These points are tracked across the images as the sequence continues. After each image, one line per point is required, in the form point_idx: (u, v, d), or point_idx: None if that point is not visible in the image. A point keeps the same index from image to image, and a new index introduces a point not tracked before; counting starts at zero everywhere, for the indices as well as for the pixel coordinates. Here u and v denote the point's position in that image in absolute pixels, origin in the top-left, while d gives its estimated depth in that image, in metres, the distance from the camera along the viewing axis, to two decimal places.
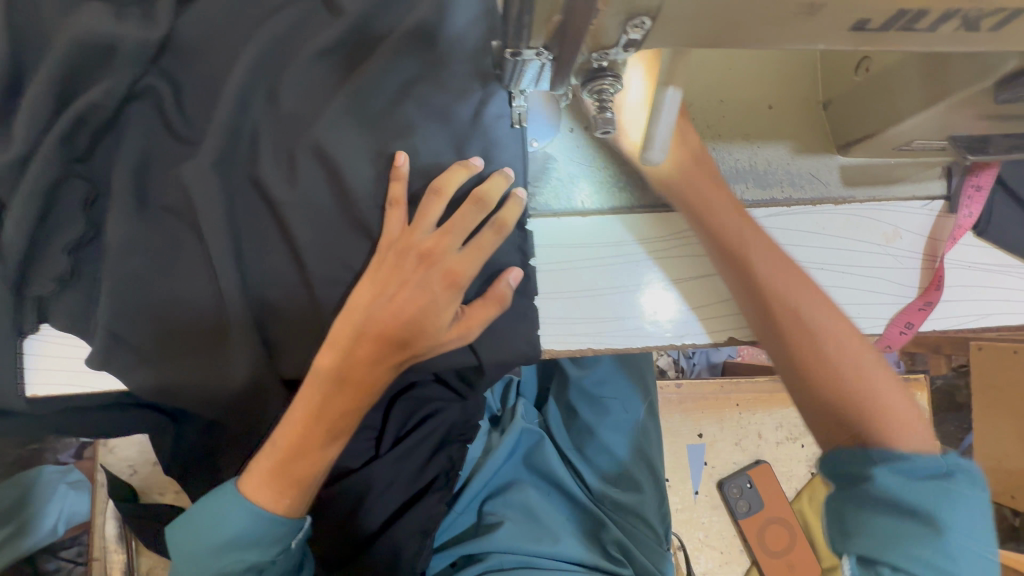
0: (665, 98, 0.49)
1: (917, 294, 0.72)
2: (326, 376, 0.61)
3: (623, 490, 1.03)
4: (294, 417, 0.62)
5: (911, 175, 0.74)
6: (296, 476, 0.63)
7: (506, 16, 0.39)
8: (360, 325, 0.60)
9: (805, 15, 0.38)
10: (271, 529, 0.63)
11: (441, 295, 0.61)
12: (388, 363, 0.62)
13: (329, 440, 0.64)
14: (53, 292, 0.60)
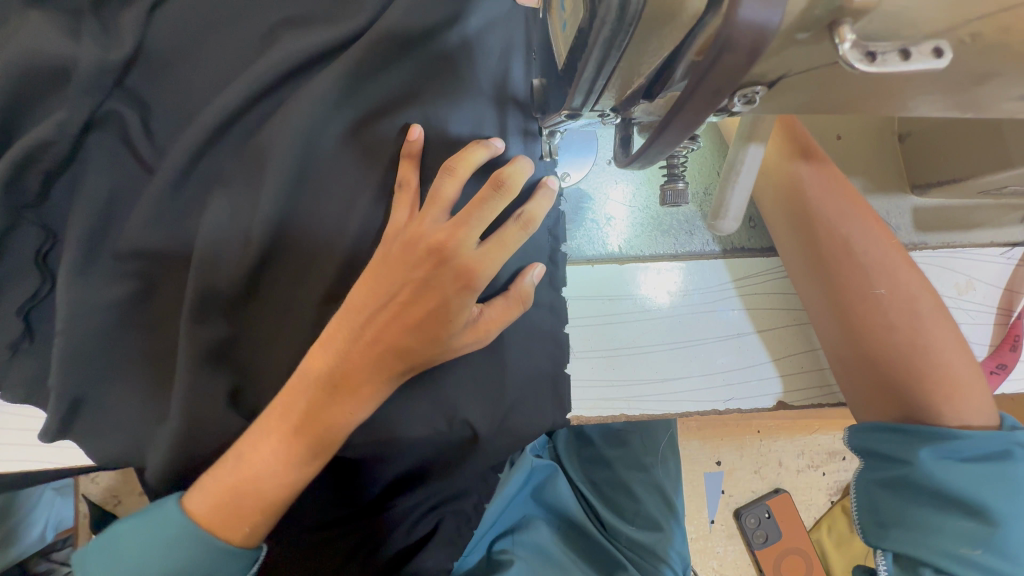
0: (746, 154, 0.40)
1: (990, 354, 0.64)
2: (314, 383, 0.48)
3: (642, 529, 0.90)
4: (270, 422, 0.49)
5: (989, 220, 0.65)
6: (262, 496, 0.49)
7: (572, 75, 0.29)
8: (366, 322, 0.48)
9: (969, 84, 0.29)
10: (225, 561, 0.49)
11: (453, 296, 0.48)
12: (392, 370, 0.49)
13: (305, 460, 0.50)
14: (3, 359, 0.51)
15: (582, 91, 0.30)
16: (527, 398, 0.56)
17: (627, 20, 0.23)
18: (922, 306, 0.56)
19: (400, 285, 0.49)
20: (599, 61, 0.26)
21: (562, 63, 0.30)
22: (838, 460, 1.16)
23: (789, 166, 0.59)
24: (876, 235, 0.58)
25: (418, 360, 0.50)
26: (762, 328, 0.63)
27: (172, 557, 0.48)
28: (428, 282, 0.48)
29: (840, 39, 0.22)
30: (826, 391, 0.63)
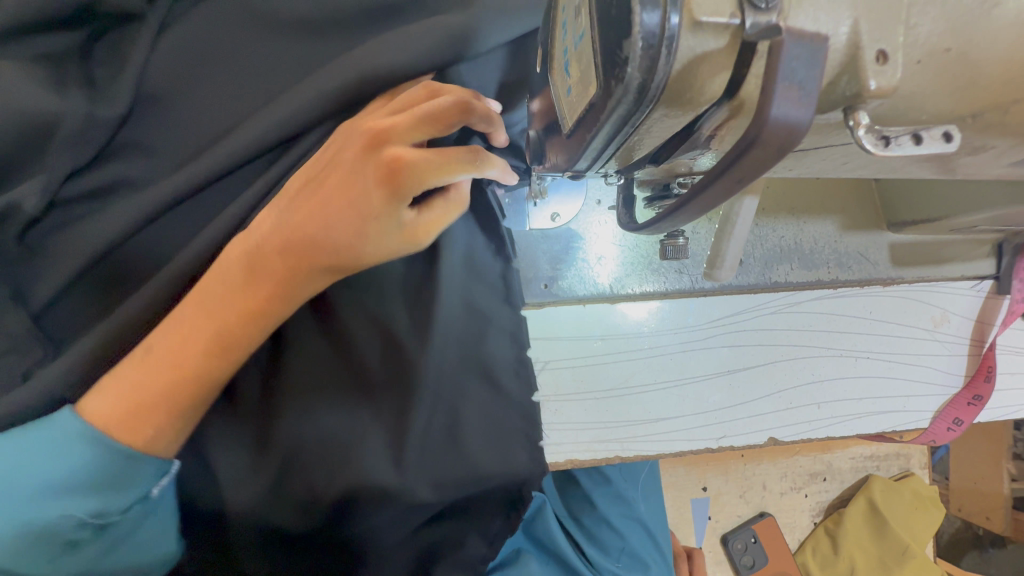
0: (742, 208, 0.40)
1: (966, 385, 0.67)
2: (235, 263, 0.42)
3: (628, 567, 0.88)
4: (186, 313, 0.42)
5: (960, 254, 0.67)
6: (164, 381, 0.41)
7: (580, 143, 0.29)
8: (275, 244, 0.41)
9: (966, 154, 0.29)
10: (116, 465, 0.40)
11: (375, 193, 0.39)
12: (314, 263, 0.42)
13: (205, 363, 0.42)
14: None
15: (590, 153, 0.29)
16: (498, 441, 0.55)
17: (645, 101, 0.22)
18: None
19: (327, 173, 0.42)
20: (609, 133, 0.26)
21: (567, 131, 0.30)
22: (819, 482, 1.18)
23: None
24: None
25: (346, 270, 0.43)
26: (750, 364, 0.63)
27: (61, 463, 0.40)
28: (349, 170, 0.40)
29: (856, 123, 0.23)
30: (815, 425, 0.64)
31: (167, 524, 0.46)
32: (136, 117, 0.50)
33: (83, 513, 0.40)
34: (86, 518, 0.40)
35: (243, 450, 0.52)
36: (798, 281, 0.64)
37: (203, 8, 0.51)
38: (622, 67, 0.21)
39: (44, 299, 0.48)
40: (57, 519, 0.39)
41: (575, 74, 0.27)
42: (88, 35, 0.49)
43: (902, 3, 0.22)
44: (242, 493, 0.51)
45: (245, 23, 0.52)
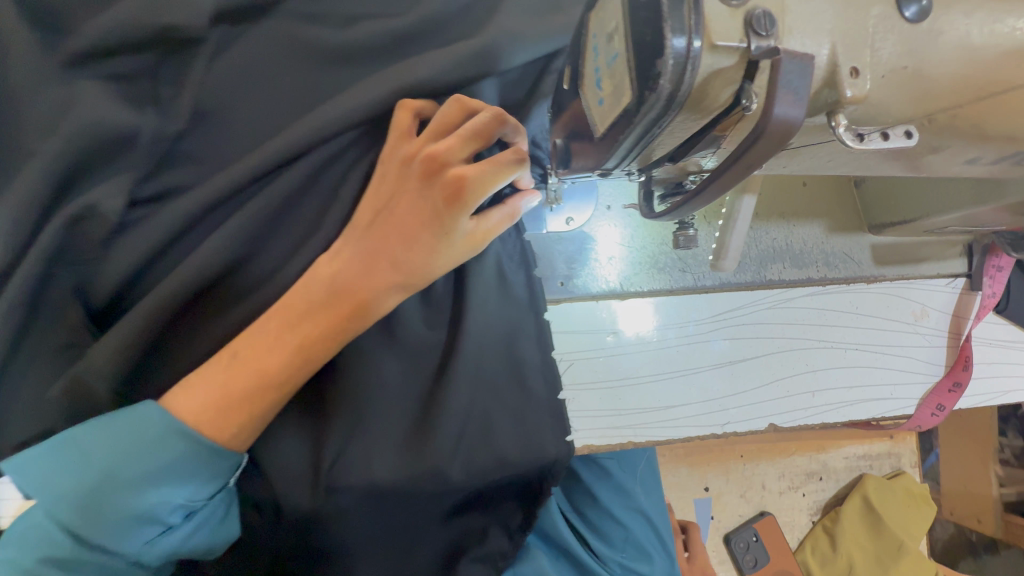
0: (741, 205, 0.46)
1: (946, 373, 0.73)
2: (319, 282, 0.52)
3: (632, 556, 0.92)
4: (274, 322, 0.51)
5: (934, 255, 0.74)
6: (259, 379, 0.49)
7: (613, 144, 0.34)
8: (356, 266, 0.52)
9: (927, 153, 0.35)
10: (207, 461, 0.48)
11: (444, 212, 0.50)
12: (390, 280, 0.52)
13: (298, 365, 0.51)
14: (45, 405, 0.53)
15: (620, 152, 0.35)
16: (528, 433, 0.62)
17: (674, 105, 0.28)
18: None
19: (395, 201, 0.52)
20: (640, 134, 0.32)
21: (598, 135, 0.35)
22: (815, 481, 1.22)
23: None
24: None
25: (413, 284, 0.53)
26: (748, 356, 0.69)
27: (155, 457, 0.47)
28: (417, 198, 0.51)
29: (837, 124, 0.29)
30: (812, 413, 0.69)
31: (232, 512, 0.54)
32: (194, 131, 0.55)
33: (181, 499, 0.48)
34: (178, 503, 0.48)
35: (298, 438, 0.58)
36: (790, 278, 0.70)
37: (254, 33, 0.56)
38: (656, 80, 0.27)
39: (110, 293, 0.53)
40: (154, 503, 0.47)
41: (607, 87, 0.33)
42: (152, 58, 0.54)
43: (871, 32, 0.28)
44: (300, 484, 0.57)
45: (292, 47, 0.57)
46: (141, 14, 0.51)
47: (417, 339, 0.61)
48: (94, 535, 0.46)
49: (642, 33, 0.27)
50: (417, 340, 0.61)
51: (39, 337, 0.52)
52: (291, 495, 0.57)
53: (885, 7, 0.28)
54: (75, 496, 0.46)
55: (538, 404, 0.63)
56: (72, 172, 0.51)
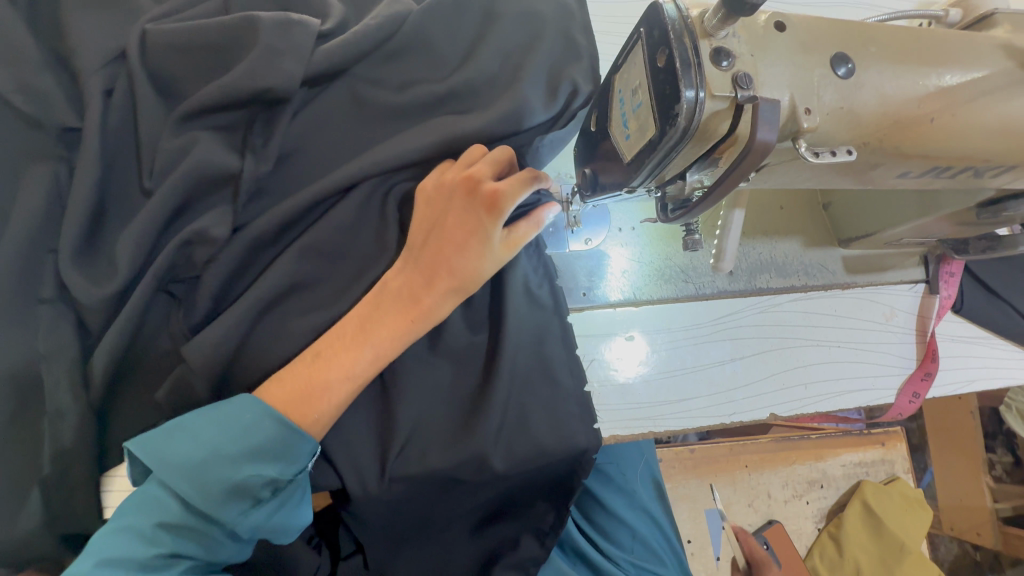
0: (733, 217, 0.58)
1: (917, 365, 0.83)
2: (389, 293, 0.61)
3: (642, 555, 0.98)
4: (350, 327, 0.60)
5: (898, 264, 0.86)
6: (338, 374, 0.58)
7: (639, 167, 0.46)
8: (415, 275, 0.62)
9: (869, 169, 0.47)
10: (293, 442, 0.56)
11: (487, 219, 0.60)
12: (448, 289, 0.62)
13: (368, 359, 0.59)
14: (147, 403, 0.61)
15: (644, 172, 0.46)
16: (561, 423, 0.71)
17: (689, 133, 0.40)
18: None
19: (442, 218, 0.62)
20: (661, 157, 0.43)
21: (626, 161, 0.47)
22: (817, 489, 1.29)
23: None
24: None
25: (465, 288, 0.63)
26: (745, 354, 0.79)
27: (253, 434, 0.55)
28: (462, 213, 0.61)
29: (799, 143, 0.41)
30: (807, 403, 0.79)
31: (309, 498, 0.60)
32: (279, 171, 0.67)
33: (269, 475, 0.54)
34: (266, 480, 0.54)
35: (363, 430, 0.67)
36: (776, 286, 0.81)
37: (328, 91, 0.69)
38: (676, 117, 0.39)
39: (206, 308, 0.61)
40: (249, 476, 0.54)
41: (633, 126, 0.45)
42: (247, 114, 0.65)
43: (818, 82, 0.41)
44: (368, 472, 0.66)
45: (358, 104, 0.69)
46: (245, 78, 0.62)
47: (462, 344, 0.71)
48: (201, 501, 0.53)
49: (664, 89, 0.40)
50: (462, 345, 0.71)
51: (145, 345, 0.61)
52: (361, 481, 0.65)
53: (825, 67, 0.41)
54: (185, 466, 0.54)
55: (568, 396, 0.72)
56: (182, 205, 0.62)
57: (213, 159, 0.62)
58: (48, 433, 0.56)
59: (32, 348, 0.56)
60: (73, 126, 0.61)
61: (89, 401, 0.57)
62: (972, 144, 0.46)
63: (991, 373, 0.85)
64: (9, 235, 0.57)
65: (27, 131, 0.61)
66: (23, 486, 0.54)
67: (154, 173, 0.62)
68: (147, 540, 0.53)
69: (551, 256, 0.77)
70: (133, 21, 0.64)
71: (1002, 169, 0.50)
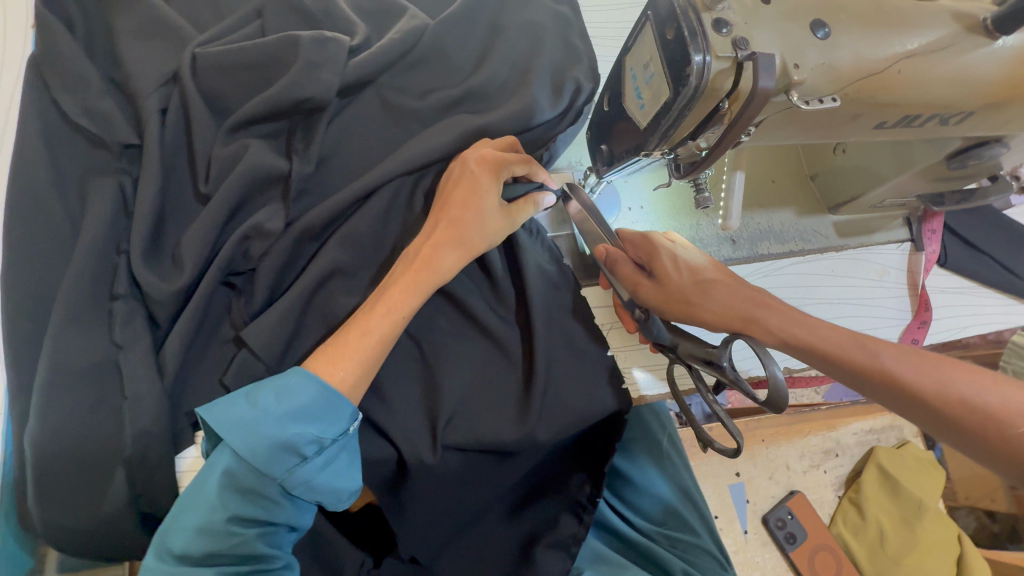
0: (736, 178, 0.65)
1: (913, 316, 0.90)
2: (413, 262, 0.68)
3: (676, 524, 1.00)
4: (389, 298, 0.65)
5: (884, 226, 0.94)
6: (384, 342, 0.64)
7: (653, 130, 0.53)
8: (424, 237, 0.69)
9: (850, 120, 0.55)
10: (333, 402, 0.60)
11: (476, 182, 0.69)
12: (454, 250, 0.69)
13: (382, 313, 0.64)
14: (211, 388, 0.65)
15: (659, 135, 0.53)
16: (592, 390, 0.76)
17: (699, 91, 0.47)
18: (774, 303, 0.67)
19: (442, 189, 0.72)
20: (675, 117, 0.50)
21: (641, 128, 0.54)
22: (834, 457, 1.33)
23: (824, 341, 0.63)
24: (798, 317, 0.66)
25: (469, 242, 0.70)
26: None
27: (300, 397, 0.59)
28: (457, 179, 0.70)
29: (791, 95, 0.49)
30: None
31: (352, 461, 0.63)
32: (321, 171, 0.73)
33: (314, 433, 0.58)
34: (315, 436, 0.59)
35: (411, 405, 0.71)
36: (776, 252, 0.89)
37: (361, 100, 0.76)
38: (688, 77, 0.46)
39: (264, 296, 0.66)
40: (300, 435, 0.58)
41: (647, 96, 0.52)
42: (289, 122, 0.72)
43: (802, 44, 0.48)
44: (421, 444, 0.69)
45: (388, 109, 0.77)
46: (290, 89, 0.68)
47: (496, 320, 0.76)
48: (261, 465, 0.57)
49: (675, 56, 0.48)
50: (495, 320, 0.76)
51: (208, 334, 0.66)
52: (415, 454, 0.69)
53: (806, 31, 0.49)
54: (241, 431, 0.57)
55: (593, 364, 0.78)
56: (236, 204, 0.67)
57: (264, 162, 0.68)
58: (126, 419, 0.60)
59: (111, 339, 0.61)
60: (131, 142, 0.67)
61: (162, 386, 0.61)
62: (933, 93, 0.54)
63: (982, 319, 0.92)
64: (83, 241, 0.62)
65: (95, 148, 0.67)
66: (111, 464, 0.60)
67: (211, 177, 0.68)
68: (211, 509, 0.56)
69: (552, 241, 0.84)
70: (182, 46, 0.71)
71: (964, 115, 0.58)
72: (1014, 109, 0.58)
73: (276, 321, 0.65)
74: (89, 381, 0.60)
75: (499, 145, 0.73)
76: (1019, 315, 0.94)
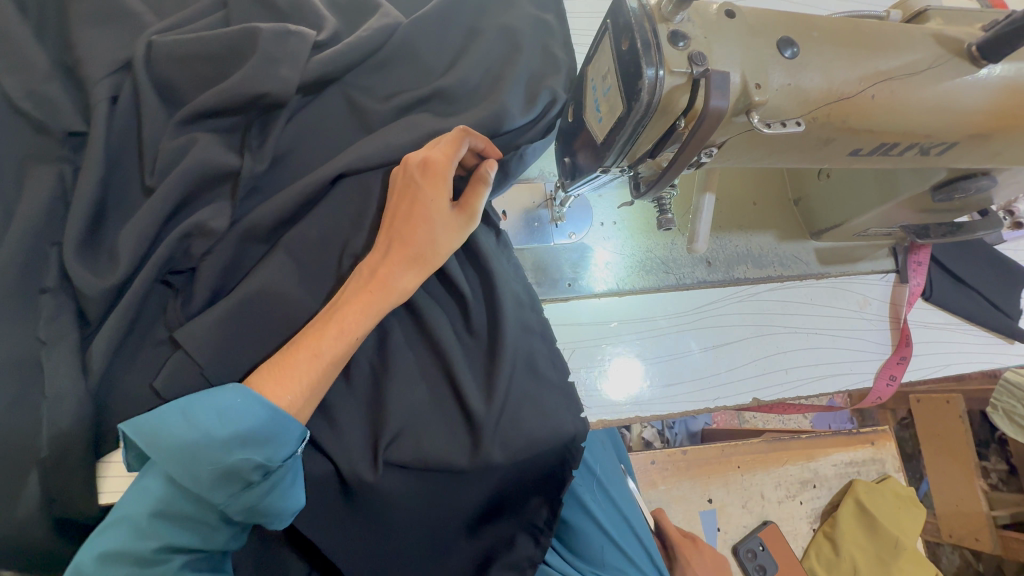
0: (704, 200, 0.62)
1: (893, 350, 0.87)
2: (367, 279, 0.64)
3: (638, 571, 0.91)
4: (340, 316, 0.61)
5: (869, 255, 0.90)
6: (321, 357, 0.59)
7: (608, 146, 0.50)
8: (378, 256, 0.65)
9: (822, 145, 0.52)
10: (284, 426, 0.56)
11: (426, 190, 0.64)
12: (412, 269, 0.65)
13: (336, 334, 0.60)
14: (140, 390, 0.62)
15: (615, 151, 0.50)
16: (550, 417, 0.71)
17: (651, 107, 0.44)
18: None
19: (395, 194, 0.67)
20: (630, 133, 0.47)
21: (598, 142, 0.51)
22: (811, 489, 1.29)
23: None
24: None
25: (424, 256, 0.65)
26: (725, 341, 0.83)
27: (242, 420, 0.55)
28: (411, 188, 0.65)
29: (752, 116, 0.46)
30: (786, 384, 0.82)
31: (299, 481, 0.59)
32: (275, 169, 0.70)
33: (260, 459, 0.54)
34: (259, 463, 0.54)
35: (352, 420, 0.68)
36: (753, 277, 0.85)
37: (323, 97, 0.73)
38: (640, 92, 0.44)
39: (204, 298, 0.64)
40: (242, 460, 0.54)
41: (604, 109, 0.49)
42: (246, 117, 0.69)
43: (767, 63, 0.46)
44: (361, 460, 0.66)
45: (351, 107, 0.73)
46: (243, 81, 0.65)
47: (451, 334, 0.72)
48: (197, 488, 0.54)
49: (629, 67, 0.45)
50: (448, 333, 0.71)
51: (144, 334, 0.64)
52: (353, 470, 0.66)
53: (772, 48, 0.46)
54: (176, 452, 0.53)
55: (551, 387, 0.74)
56: (181, 199, 0.65)
57: (212, 156, 0.65)
58: (45, 419, 0.57)
59: (34, 335, 0.59)
60: (78, 130, 0.64)
61: (87, 386, 0.59)
62: (910, 121, 0.51)
63: (965, 357, 0.89)
64: (14, 230, 0.60)
65: (36, 134, 0.64)
66: (24, 469, 0.57)
67: (156, 169, 0.65)
68: (138, 533, 0.54)
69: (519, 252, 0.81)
70: (138, 32, 0.68)
71: (946, 145, 0.54)
72: (999, 142, 0.54)
73: (212, 324, 0.62)
74: (11, 379, 0.57)
75: (449, 139, 0.65)
76: (1004, 356, 0.90)
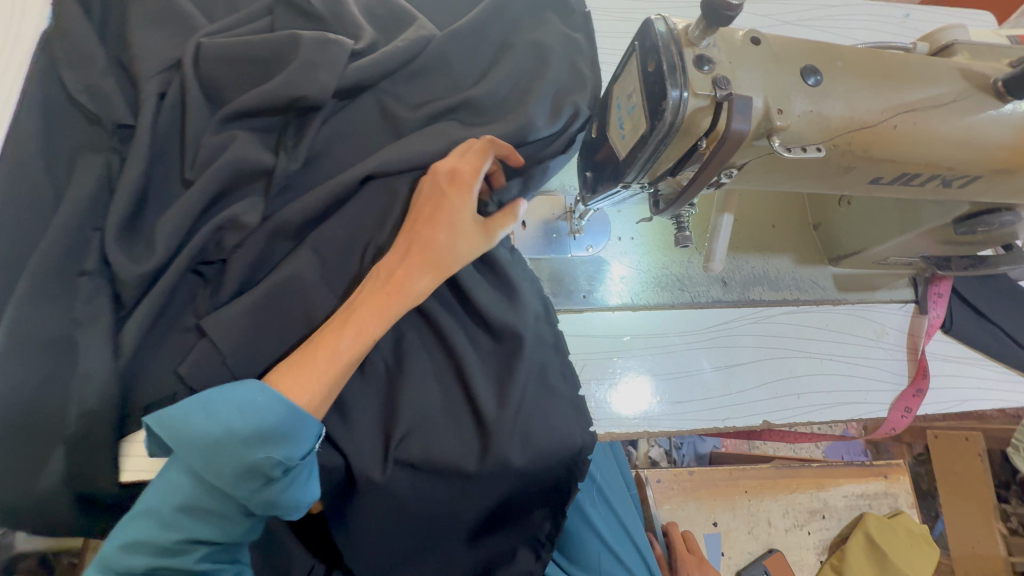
0: (722, 220, 0.63)
1: (909, 381, 0.86)
2: (386, 279, 0.66)
3: None
4: (359, 314, 0.63)
5: (888, 284, 0.90)
6: (340, 351, 0.61)
7: (630, 162, 0.51)
8: (397, 258, 0.67)
9: (842, 172, 0.52)
10: (302, 423, 0.58)
11: (452, 198, 0.67)
12: (432, 272, 0.67)
13: (354, 333, 0.62)
14: (165, 373, 0.64)
15: (636, 168, 0.51)
16: (558, 426, 0.72)
17: (674, 127, 0.46)
18: None
19: (418, 199, 0.69)
20: (652, 151, 0.49)
21: (620, 158, 0.53)
22: (819, 519, 1.27)
23: None
24: None
25: (443, 261, 0.67)
26: (737, 361, 0.83)
27: (262, 418, 0.56)
28: (436, 195, 0.68)
29: (773, 140, 0.47)
30: (799, 411, 0.82)
31: (315, 475, 0.61)
32: (306, 169, 0.73)
33: (279, 456, 0.56)
34: (278, 461, 0.56)
35: (365, 416, 0.70)
36: (769, 300, 0.85)
37: (356, 102, 0.76)
38: (664, 112, 0.45)
39: (232, 289, 0.66)
40: (261, 458, 0.55)
41: (627, 127, 0.51)
42: (283, 118, 0.72)
43: (790, 90, 0.47)
44: (371, 456, 0.68)
45: (382, 113, 0.76)
46: (283, 84, 0.68)
47: (465, 338, 0.74)
48: (219, 483, 0.55)
49: (653, 89, 0.46)
50: (462, 337, 0.73)
51: (174, 320, 0.67)
52: (362, 465, 0.67)
53: (796, 76, 0.47)
54: (200, 448, 0.55)
55: (561, 399, 0.74)
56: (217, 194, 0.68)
57: (249, 154, 0.68)
58: (76, 395, 0.60)
59: (72, 314, 0.62)
60: (126, 123, 0.68)
61: (117, 366, 0.62)
62: (932, 152, 0.51)
63: (985, 393, 0.87)
64: (61, 215, 0.63)
65: (88, 126, 0.68)
66: (53, 442, 0.59)
67: (195, 164, 0.69)
68: (165, 525, 0.56)
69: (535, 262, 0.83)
70: (188, 34, 0.72)
71: (968, 178, 0.55)
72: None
73: (237, 314, 0.65)
74: (48, 354, 0.60)
75: (477, 150, 0.68)
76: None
